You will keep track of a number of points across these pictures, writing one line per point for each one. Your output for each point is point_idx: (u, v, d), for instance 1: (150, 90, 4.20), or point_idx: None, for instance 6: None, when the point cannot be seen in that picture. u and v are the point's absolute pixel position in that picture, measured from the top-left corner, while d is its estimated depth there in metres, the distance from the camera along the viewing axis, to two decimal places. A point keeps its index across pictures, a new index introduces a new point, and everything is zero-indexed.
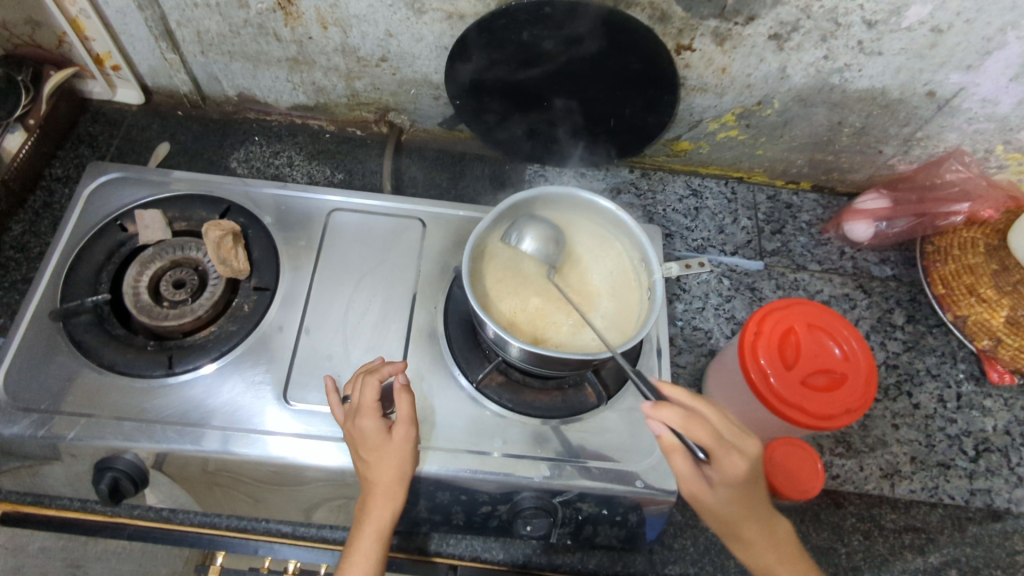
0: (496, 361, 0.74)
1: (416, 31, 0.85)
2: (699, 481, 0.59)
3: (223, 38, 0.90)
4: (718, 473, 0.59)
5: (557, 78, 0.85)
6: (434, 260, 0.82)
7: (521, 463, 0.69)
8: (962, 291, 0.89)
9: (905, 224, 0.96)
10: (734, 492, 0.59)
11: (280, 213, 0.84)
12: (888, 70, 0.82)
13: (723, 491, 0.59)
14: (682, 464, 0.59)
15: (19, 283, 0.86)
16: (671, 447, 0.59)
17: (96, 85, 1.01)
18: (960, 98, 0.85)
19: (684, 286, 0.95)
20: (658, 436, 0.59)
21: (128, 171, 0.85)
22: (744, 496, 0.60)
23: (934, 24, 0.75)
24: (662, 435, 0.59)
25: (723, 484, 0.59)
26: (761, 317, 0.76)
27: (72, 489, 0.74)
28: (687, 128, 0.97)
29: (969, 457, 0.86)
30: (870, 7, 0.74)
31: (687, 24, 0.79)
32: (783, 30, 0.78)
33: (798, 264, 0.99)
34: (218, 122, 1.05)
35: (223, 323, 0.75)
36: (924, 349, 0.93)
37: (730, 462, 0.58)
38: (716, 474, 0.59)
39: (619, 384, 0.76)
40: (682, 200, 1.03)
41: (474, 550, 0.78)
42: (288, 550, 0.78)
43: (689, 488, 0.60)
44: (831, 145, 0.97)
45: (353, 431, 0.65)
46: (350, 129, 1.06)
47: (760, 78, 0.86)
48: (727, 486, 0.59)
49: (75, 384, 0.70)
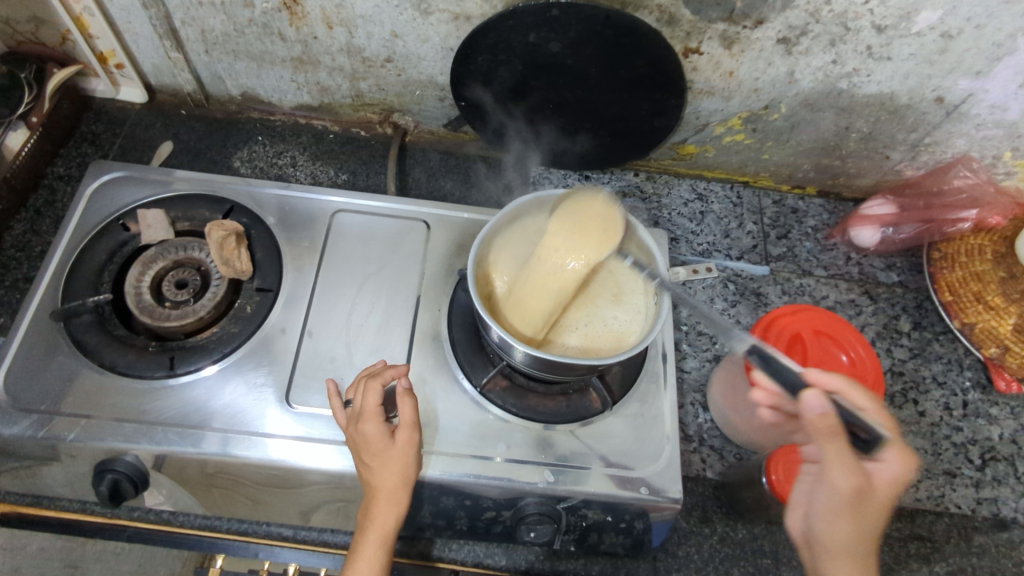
0: (500, 365, 0.74)
1: (422, 32, 0.85)
2: (858, 476, 0.56)
3: (227, 38, 0.90)
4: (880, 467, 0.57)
5: (563, 80, 0.84)
6: (438, 262, 0.82)
7: (525, 468, 0.69)
8: (969, 298, 0.89)
9: (912, 231, 0.95)
10: (885, 499, 0.57)
11: (283, 213, 0.83)
12: (896, 75, 0.81)
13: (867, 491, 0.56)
14: (837, 452, 0.55)
15: (20, 282, 0.86)
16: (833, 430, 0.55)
17: (99, 83, 1.00)
18: (969, 103, 0.84)
19: (689, 291, 0.94)
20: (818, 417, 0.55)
21: (131, 170, 0.84)
22: (884, 507, 0.57)
23: (944, 29, 0.74)
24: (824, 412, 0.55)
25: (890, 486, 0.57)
26: (767, 324, 0.76)
27: (71, 490, 0.74)
28: (693, 131, 0.96)
29: (975, 465, 0.85)
30: (879, 12, 0.73)
31: (696, 27, 0.78)
32: (792, 34, 0.78)
33: (803, 270, 0.99)
34: (222, 122, 1.04)
35: (225, 325, 0.74)
36: (931, 356, 0.93)
37: (898, 462, 0.57)
38: (884, 472, 0.57)
39: (624, 389, 0.75)
40: (687, 203, 1.03)
41: (476, 556, 0.77)
42: (289, 554, 0.77)
43: (832, 478, 0.56)
44: (838, 150, 0.96)
45: (355, 436, 0.64)
46: (354, 129, 1.05)
47: (768, 82, 0.85)
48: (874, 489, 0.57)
49: (75, 384, 0.70)
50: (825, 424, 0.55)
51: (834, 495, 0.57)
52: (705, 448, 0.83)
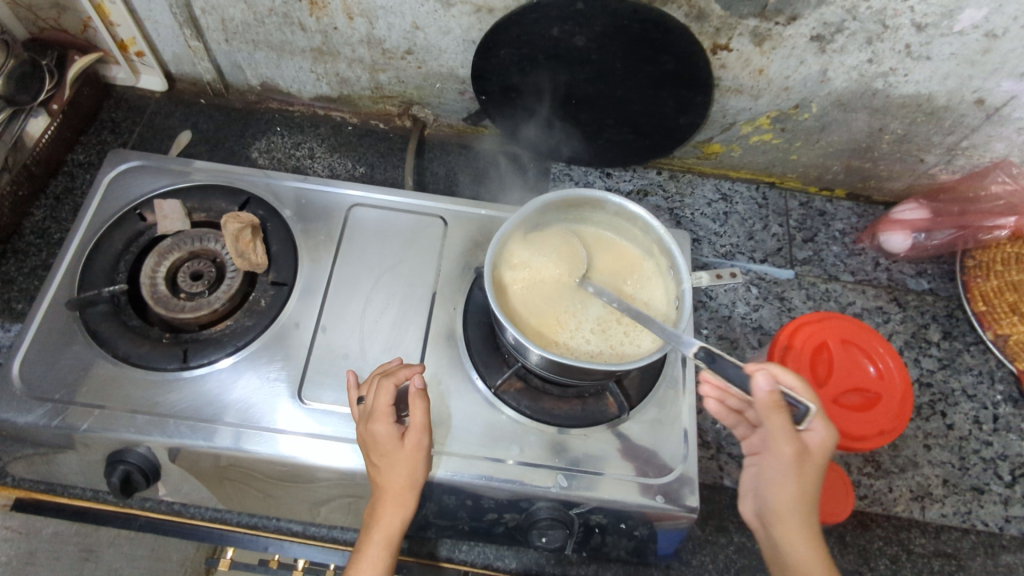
0: (515, 366, 0.72)
1: (443, 24, 0.83)
2: (797, 444, 0.57)
3: (247, 27, 0.89)
4: (811, 435, 0.58)
5: (587, 76, 0.82)
6: (455, 258, 0.80)
7: (537, 472, 0.67)
8: (1004, 309, 0.87)
9: (945, 236, 0.92)
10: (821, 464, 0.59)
11: (300, 206, 0.83)
12: (935, 76, 0.78)
13: (801, 461, 0.58)
14: (777, 428, 0.57)
15: (39, 268, 0.86)
16: (774, 407, 0.56)
17: (120, 70, 1.00)
18: (1011, 106, 0.81)
19: (710, 294, 0.92)
20: (761, 395, 0.55)
21: (149, 160, 0.84)
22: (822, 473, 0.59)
23: (988, 29, 0.71)
24: (770, 391, 0.55)
25: (819, 448, 0.59)
26: (792, 331, 0.73)
27: (85, 480, 0.74)
28: (719, 130, 0.94)
29: (1005, 481, 0.82)
30: (920, 9, 0.70)
31: (726, 23, 0.75)
32: (826, 32, 0.75)
33: (829, 275, 0.96)
34: (240, 112, 1.03)
35: (240, 318, 0.74)
36: (961, 367, 0.90)
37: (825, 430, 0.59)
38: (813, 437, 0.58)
39: (642, 394, 0.73)
40: (710, 204, 1.00)
41: (486, 557, 0.76)
42: (298, 549, 0.77)
43: (775, 446, 0.58)
44: (870, 152, 0.93)
45: (365, 434, 0.63)
46: (373, 122, 1.04)
47: (799, 81, 0.83)
48: (813, 457, 0.58)
49: (90, 374, 0.69)
50: (770, 401, 0.56)
51: (782, 464, 0.58)
52: (723, 455, 0.82)
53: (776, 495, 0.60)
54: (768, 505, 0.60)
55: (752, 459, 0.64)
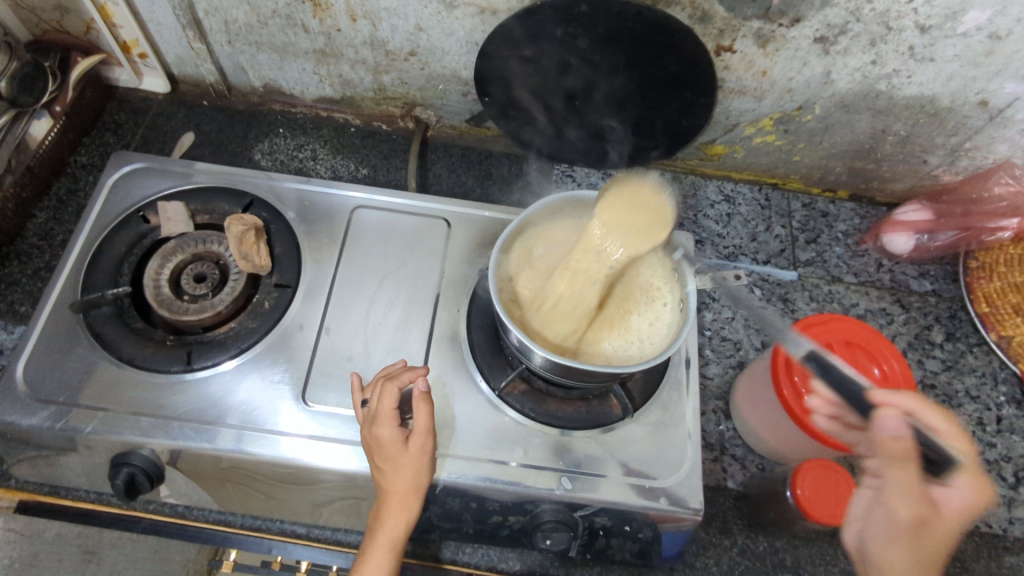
0: (519, 368, 0.72)
1: (447, 26, 0.83)
2: (919, 508, 0.54)
3: (250, 29, 0.89)
4: (948, 495, 0.54)
5: (590, 77, 0.82)
6: (458, 259, 0.81)
7: (542, 474, 0.67)
8: (1007, 310, 0.88)
9: (949, 238, 0.92)
10: (950, 529, 0.54)
11: (303, 207, 0.83)
12: (939, 77, 0.78)
13: (918, 526, 0.54)
14: (898, 479, 0.54)
15: (42, 270, 0.86)
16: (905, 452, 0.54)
17: (122, 72, 1.00)
18: (1014, 107, 0.81)
19: (713, 295, 0.92)
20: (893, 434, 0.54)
21: (152, 161, 0.84)
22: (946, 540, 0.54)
23: (992, 30, 0.71)
24: (899, 435, 0.54)
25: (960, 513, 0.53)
26: (796, 332, 0.73)
27: (88, 482, 0.74)
28: (722, 132, 0.94)
29: (1009, 484, 0.82)
30: (924, 11, 0.70)
31: (729, 24, 0.75)
32: (830, 33, 0.75)
33: (832, 276, 0.96)
34: (243, 113, 1.03)
35: (243, 320, 0.74)
36: (964, 369, 0.90)
37: (969, 489, 0.53)
38: (954, 500, 0.53)
39: (645, 396, 0.73)
40: (713, 205, 1.00)
41: (490, 559, 0.76)
42: (302, 551, 0.77)
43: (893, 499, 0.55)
44: (874, 153, 0.93)
45: (369, 438, 0.63)
46: (375, 123, 1.04)
47: (802, 82, 0.83)
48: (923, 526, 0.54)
49: (93, 376, 0.69)
50: (897, 446, 0.54)
51: (891, 521, 0.55)
52: (727, 457, 0.82)
53: (878, 549, 0.56)
54: (871, 553, 0.57)
55: (872, 486, 0.61)
